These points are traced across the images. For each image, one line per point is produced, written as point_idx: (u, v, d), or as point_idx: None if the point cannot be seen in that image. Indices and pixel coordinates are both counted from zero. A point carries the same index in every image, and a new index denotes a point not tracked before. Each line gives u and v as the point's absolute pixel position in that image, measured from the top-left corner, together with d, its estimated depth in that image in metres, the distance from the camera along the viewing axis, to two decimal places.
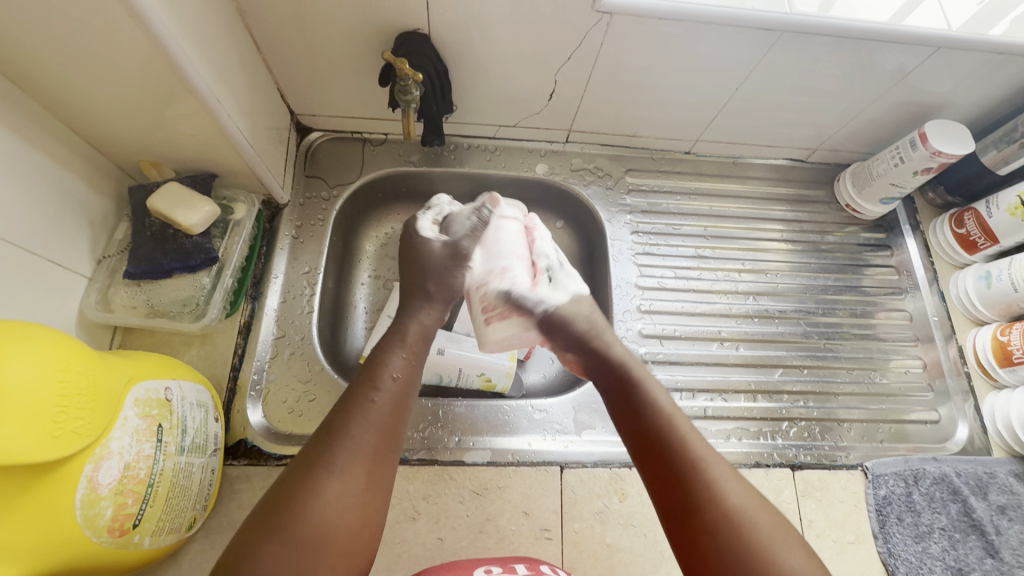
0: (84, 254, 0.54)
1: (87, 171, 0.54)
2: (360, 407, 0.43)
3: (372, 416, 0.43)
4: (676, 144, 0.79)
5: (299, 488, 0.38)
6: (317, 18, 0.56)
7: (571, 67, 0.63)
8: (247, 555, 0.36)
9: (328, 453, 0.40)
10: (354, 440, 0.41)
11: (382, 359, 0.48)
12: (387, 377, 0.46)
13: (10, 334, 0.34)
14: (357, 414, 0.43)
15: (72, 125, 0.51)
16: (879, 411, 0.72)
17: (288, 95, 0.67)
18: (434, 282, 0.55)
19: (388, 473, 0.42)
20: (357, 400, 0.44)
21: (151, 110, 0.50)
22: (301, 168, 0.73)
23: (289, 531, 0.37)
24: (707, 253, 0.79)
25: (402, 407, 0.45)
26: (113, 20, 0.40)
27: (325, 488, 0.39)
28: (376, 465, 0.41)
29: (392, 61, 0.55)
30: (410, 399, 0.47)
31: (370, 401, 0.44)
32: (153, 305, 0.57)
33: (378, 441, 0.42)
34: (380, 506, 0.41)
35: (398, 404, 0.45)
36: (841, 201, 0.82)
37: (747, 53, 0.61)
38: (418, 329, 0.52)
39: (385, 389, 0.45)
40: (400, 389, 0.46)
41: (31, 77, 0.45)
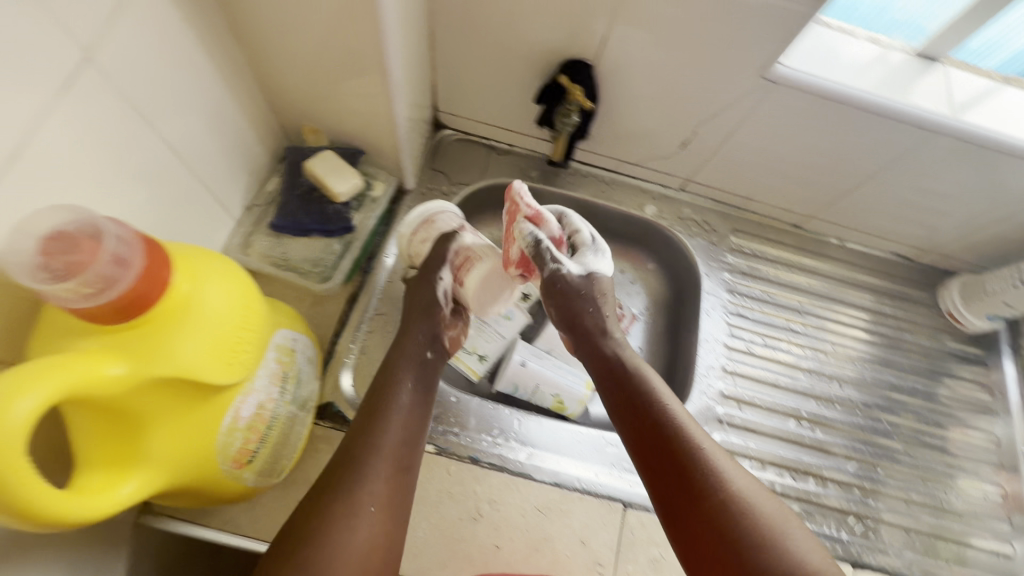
0: (239, 199, 0.58)
1: (259, 124, 0.58)
2: (368, 446, 0.49)
3: (381, 450, 0.49)
4: (788, 215, 0.80)
5: (314, 521, 0.44)
6: (496, 29, 0.60)
7: (716, 124, 0.65)
8: None
9: (344, 486, 0.46)
10: (363, 473, 0.47)
11: (386, 390, 0.53)
12: (393, 414, 0.52)
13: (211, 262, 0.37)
14: (367, 452, 0.48)
15: (264, 81, 0.55)
16: (941, 527, 0.69)
17: (439, 92, 0.71)
18: (410, 321, 0.60)
19: (400, 511, 0.48)
20: (364, 441, 0.49)
21: (338, 83, 0.54)
22: (429, 160, 0.76)
23: (308, 557, 0.42)
24: (799, 328, 0.79)
25: (409, 442, 0.51)
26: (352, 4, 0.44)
27: (337, 519, 0.44)
28: (386, 491, 0.47)
29: (575, 85, 0.60)
30: (417, 430, 0.53)
31: (379, 438, 0.50)
32: (286, 259, 0.58)
33: (388, 480, 0.48)
34: (395, 536, 0.47)
35: (404, 443, 0.51)
36: (942, 307, 0.81)
37: (895, 145, 0.62)
38: (409, 362, 0.56)
39: (393, 426, 0.51)
40: (407, 429, 0.52)
41: (252, 33, 0.49)
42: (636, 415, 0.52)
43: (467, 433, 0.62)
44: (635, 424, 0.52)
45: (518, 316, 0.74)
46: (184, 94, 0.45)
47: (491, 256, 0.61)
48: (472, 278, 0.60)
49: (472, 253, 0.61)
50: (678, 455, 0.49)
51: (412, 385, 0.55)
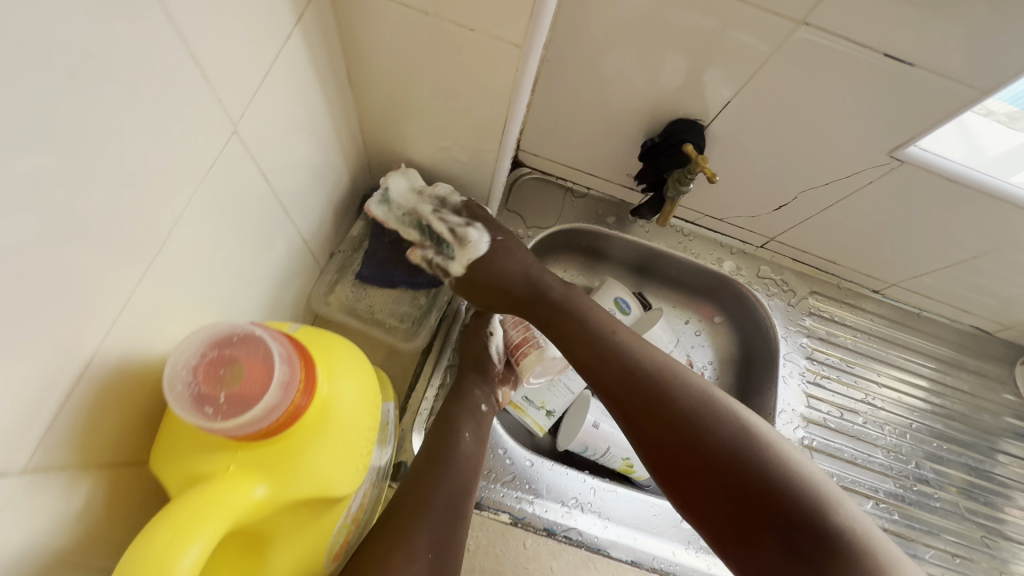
0: (325, 245, 0.54)
1: (352, 166, 0.54)
2: (411, 511, 0.45)
3: (438, 496, 0.46)
4: (871, 281, 0.77)
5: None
6: (609, 82, 0.57)
7: (822, 191, 0.63)
8: None
9: (400, 537, 0.43)
10: (421, 519, 0.44)
11: (447, 432, 0.51)
12: (456, 457, 0.49)
13: (340, 354, 0.35)
14: (407, 521, 0.44)
15: (366, 128, 0.52)
16: None
17: (527, 132, 0.68)
18: (470, 367, 0.58)
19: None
20: (410, 503, 0.45)
21: (447, 137, 0.50)
22: (505, 201, 0.73)
23: None
24: (876, 402, 0.75)
25: (470, 488, 0.48)
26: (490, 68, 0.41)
27: (394, 564, 0.41)
28: (440, 537, 0.44)
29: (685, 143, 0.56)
30: (478, 477, 0.50)
31: (438, 485, 0.47)
32: (371, 311, 0.54)
33: (429, 553, 0.43)
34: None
35: (451, 509, 0.46)
36: (1021, 386, 0.78)
37: (1015, 230, 0.59)
38: (471, 405, 0.55)
39: (455, 472, 0.48)
40: (455, 493, 0.47)
41: (367, 80, 0.46)
42: (649, 398, 0.46)
43: (542, 501, 0.60)
44: (649, 416, 0.46)
45: None
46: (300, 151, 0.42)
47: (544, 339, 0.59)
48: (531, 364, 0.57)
49: (530, 335, 0.59)
50: (710, 453, 0.43)
51: (473, 433, 0.52)
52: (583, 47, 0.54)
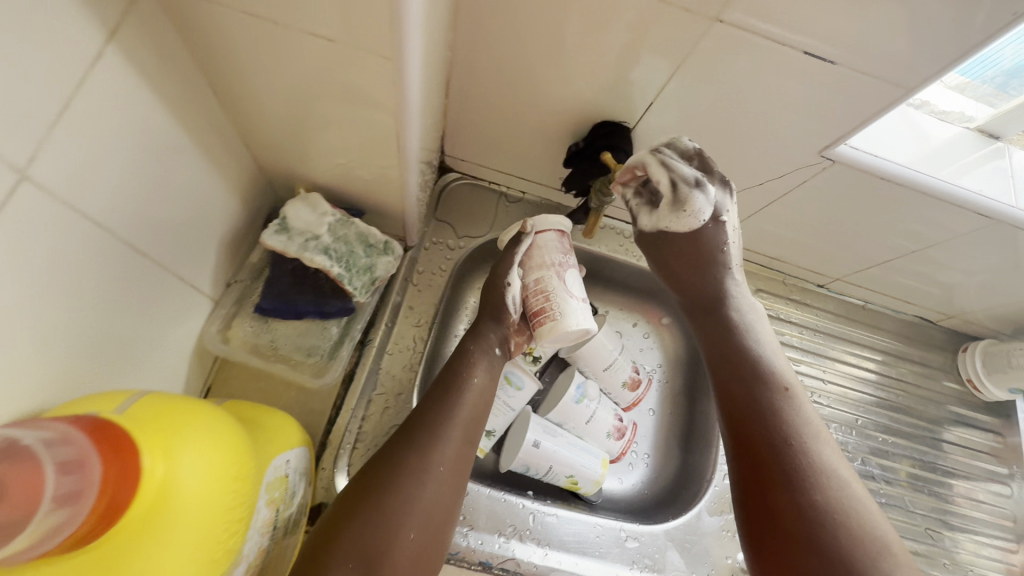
0: (217, 276, 0.49)
1: (243, 186, 0.49)
2: (429, 432, 0.49)
3: (451, 420, 0.51)
4: (815, 276, 0.75)
5: (370, 506, 0.44)
6: (525, 83, 0.52)
7: (757, 191, 0.60)
8: (347, 521, 0.44)
9: (416, 459, 0.48)
10: (437, 442, 0.49)
11: (464, 362, 0.56)
12: (469, 386, 0.54)
13: (189, 425, 0.31)
14: (427, 436, 0.49)
15: (249, 141, 0.46)
16: None
17: (450, 136, 0.63)
18: (486, 308, 0.61)
19: (448, 507, 0.48)
20: (427, 421, 0.50)
21: (342, 152, 0.46)
22: (433, 210, 0.68)
23: (378, 499, 0.45)
24: (821, 400, 0.74)
25: (477, 416, 0.53)
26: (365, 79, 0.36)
27: (408, 474, 0.47)
28: (453, 458, 0.50)
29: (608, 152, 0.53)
30: (483, 410, 0.54)
31: (453, 410, 0.52)
32: (275, 347, 0.50)
33: (443, 471, 0.48)
34: (438, 535, 0.47)
35: (463, 436, 0.51)
36: (962, 373, 0.78)
37: (951, 225, 0.58)
38: (482, 345, 0.58)
39: (466, 399, 0.53)
40: (467, 420, 0.52)
41: (237, 94, 0.40)
42: (750, 425, 0.47)
43: (478, 533, 0.56)
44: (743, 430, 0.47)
45: (529, 386, 0.67)
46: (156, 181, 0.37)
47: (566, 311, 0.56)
48: (549, 333, 0.56)
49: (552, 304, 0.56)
50: (776, 468, 0.44)
51: (485, 370, 0.56)
52: (493, 48, 0.49)
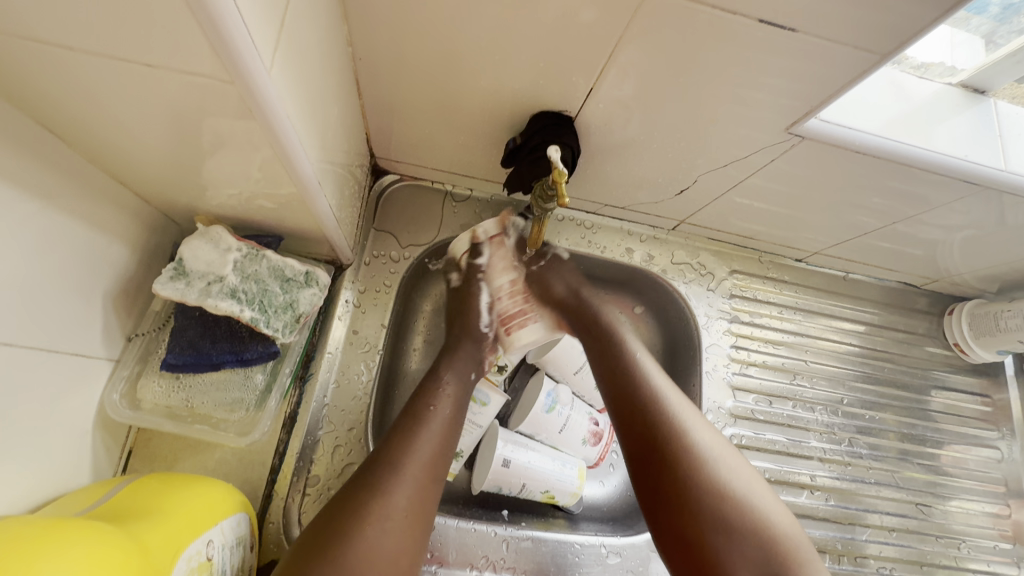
0: (112, 334, 0.43)
1: (127, 227, 0.43)
2: (391, 469, 0.43)
3: (416, 451, 0.45)
4: (791, 251, 0.71)
5: (317, 567, 0.37)
6: (444, 76, 0.46)
7: (720, 173, 0.55)
8: (300, 573, 0.37)
9: (378, 497, 0.41)
10: (401, 473, 0.43)
11: (431, 389, 0.51)
12: (434, 414, 0.49)
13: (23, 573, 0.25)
14: (387, 475, 0.43)
15: (122, 177, 0.40)
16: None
17: (376, 138, 0.56)
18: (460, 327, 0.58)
19: (409, 559, 0.41)
20: (388, 458, 0.44)
21: (232, 179, 0.39)
22: (370, 219, 0.62)
23: (336, 550, 0.38)
24: (805, 382, 0.72)
25: (444, 447, 0.47)
26: (224, 105, 0.30)
27: (371, 514, 0.40)
28: (416, 496, 0.43)
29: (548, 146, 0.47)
30: (452, 439, 0.49)
31: (416, 439, 0.46)
32: (191, 405, 0.44)
33: (406, 513, 0.42)
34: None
35: (429, 470, 0.45)
36: (949, 338, 0.76)
37: (931, 195, 0.53)
38: (449, 375, 0.53)
39: (432, 426, 0.48)
40: (434, 451, 0.47)
41: (81, 129, 0.34)
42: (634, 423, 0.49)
43: (448, 570, 0.54)
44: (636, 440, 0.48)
45: (495, 398, 0.60)
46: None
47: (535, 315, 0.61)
48: (521, 337, 0.60)
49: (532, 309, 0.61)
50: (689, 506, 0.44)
51: (453, 395, 0.52)
52: (401, 40, 0.42)
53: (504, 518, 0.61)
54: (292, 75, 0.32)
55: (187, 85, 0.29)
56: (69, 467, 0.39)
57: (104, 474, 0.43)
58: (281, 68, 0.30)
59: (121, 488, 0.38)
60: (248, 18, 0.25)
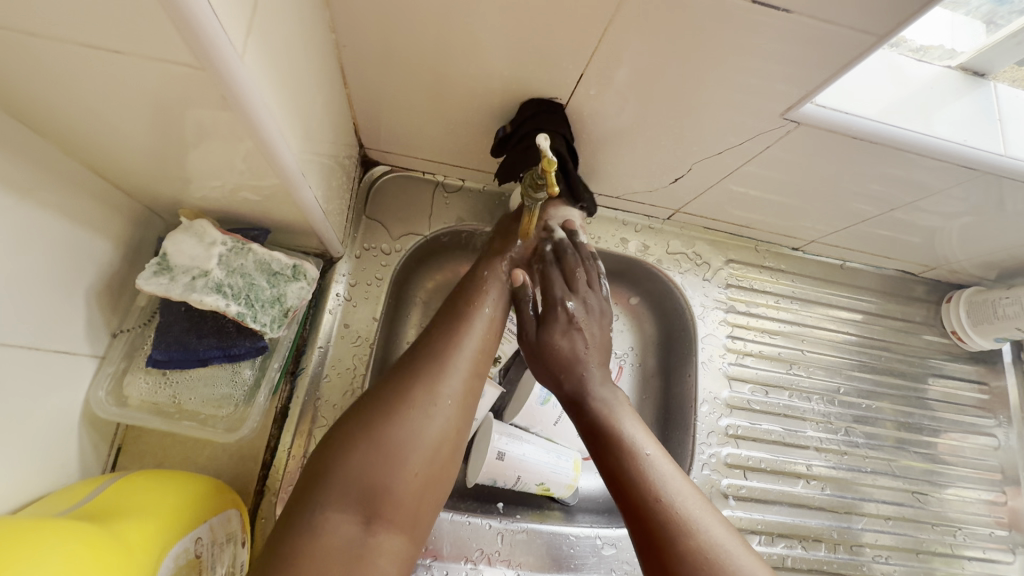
0: (97, 331, 0.42)
1: (110, 223, 0.42)
2: (435, 366, 0.45)
3: (462, 341, 0.47)
4: (787, 240, 0.70)
5: (362, 441, 0.40)
6: (432, 64, 0.45)
7: (715, 161, 0.54)
8: (342, 451, 0.40)
9: (417, 390, 0.43)
10: (446, 366, 0.45)
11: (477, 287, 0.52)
12: (482, 304, 0.51)
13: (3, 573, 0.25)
14: (432, 371, 0.45)
15: (101, 171, 0.39)
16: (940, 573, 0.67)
17: (364, 128, 0.55)
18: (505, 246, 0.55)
19: (449, 454, 0.43)
20: (433, 352, 0.46)
21: (214, 173, 0.39)
22: (361, 211, 0.61)
23: (376, 433, 0.40)
24: (802, 372, 0.71)
25: (491, 340, 0.50)
26: (200, 96, 0.29)
27: (414, 401, 0.42)
28: (462, 389, 0.45)
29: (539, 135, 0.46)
30: (497, 335, 0.51)
31: (464, 328, 0.48)
32: (179, 402, 0.44)
33: (452, 400, 0.44)
34: (435, 490, 0.42)
35: (473, 366, 0.47)
36: (946, 326, 0.75)
37: (929, 182, 0.52)
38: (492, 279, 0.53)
39: (480, 314, 0.50)
40: (478, 347, 0.48)
41: (56, 123, 0.33)
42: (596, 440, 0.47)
43: (443, 563, 0.54)
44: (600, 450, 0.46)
45: (490, 391, 0.60)
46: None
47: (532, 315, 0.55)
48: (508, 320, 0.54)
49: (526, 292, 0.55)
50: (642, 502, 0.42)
51: (497, 298, 0.52)
52: (384, 27, 0.41)
53: (499, 510, 0.61)
54: (269, 65, 0.31)
55: (160, 75, 0.28)
56: (54, 466, 0.39)
57: (91, 471, 0.43)
58: (257, 56, 0.29)
59: (110, 484, 0.38)
60: (220, 5, 0.25)
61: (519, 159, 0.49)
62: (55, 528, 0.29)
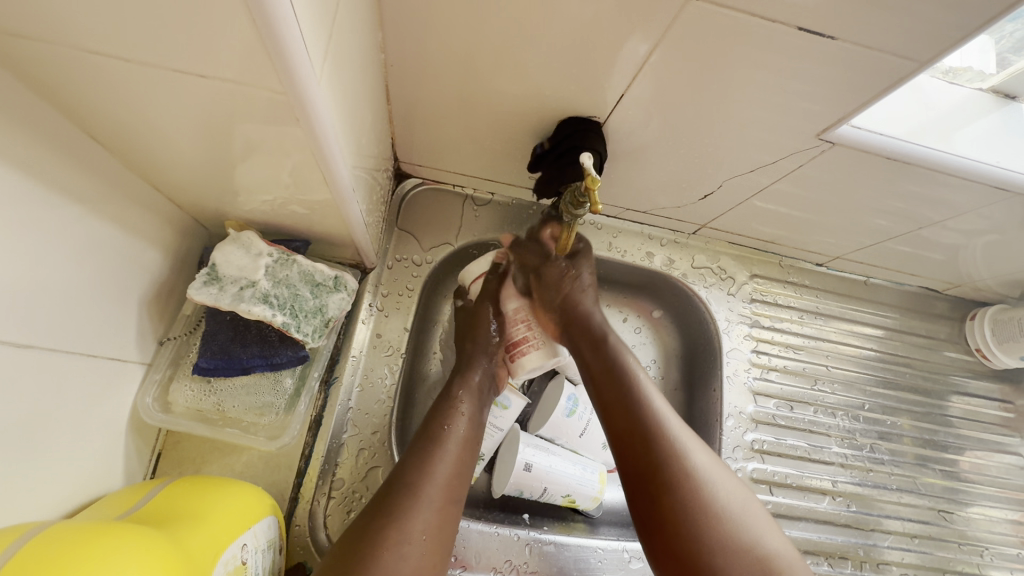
0: (145, 338, 0.43)
1: (161, 233, 0.43)
2: (417, 479, 0.43)
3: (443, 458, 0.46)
4: (811, 256, 0.71)
5: None
6: (474, 82, 0.46)
7: (746, 178, 0.55)
8: None
9: (405, 515, 0.41)
10: (426, 488, 0.43)
11: (454, 401, 0.51)
12: (459, 414, 0.50)
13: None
14: (412, 492, 0.42)
15: (157, 183, 0.40)
16: None
17: (401, 141, 0.56)
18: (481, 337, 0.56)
19: (459, 488, 0.46)
20: (408, 480, 0.43)
21: (266, 186, 0.40)
22: (393, 223, 0.62)
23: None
24: (825, 387, 0.71)
25: (463, 464, 0.47)
26: (270, 115, 0.30)
27: (393, 531, 0.40)
28: (442, 507, 0.43)
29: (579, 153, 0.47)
30: (475, 446, 0.50)
31: (444, 444, 0.47)
32: (221, 409, 0.45)
33: (433, 524, 0.42)
34: (451, 520, 0.44)
35: (450, 489, 0.45)
36: (970, 343, 0.75)
37: (959, 202, 0.53)
38: (465, 391, 0.52)
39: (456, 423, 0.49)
40: (453, 469, 0.46)
41: (123, 137, 0.34)
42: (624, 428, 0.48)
43: (472, 573, 0.54)
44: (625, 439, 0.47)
45: (517, 402, 0.60)
46: (31, 255, 0.31)
47: (548, 340, 0.56)
48: (531, 363, 0.55)
49: (533, 334, 0.56)
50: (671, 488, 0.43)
51: (471, 413, 0.51)
52: (432, 47, 0.43)
53: (525, 521, 0.61)
54: (334, 86, 0.32)
55: (234, 95, 0.29)
56: (103, 470, 0.40)
57: (135, 475, 0.44)
58: (326, 79, 0.30)
59: (158, 490, 0.39)
60: (302, 31, 0.26)
61: (556, 176, 0.50)
62: (116, 537, 0.29)
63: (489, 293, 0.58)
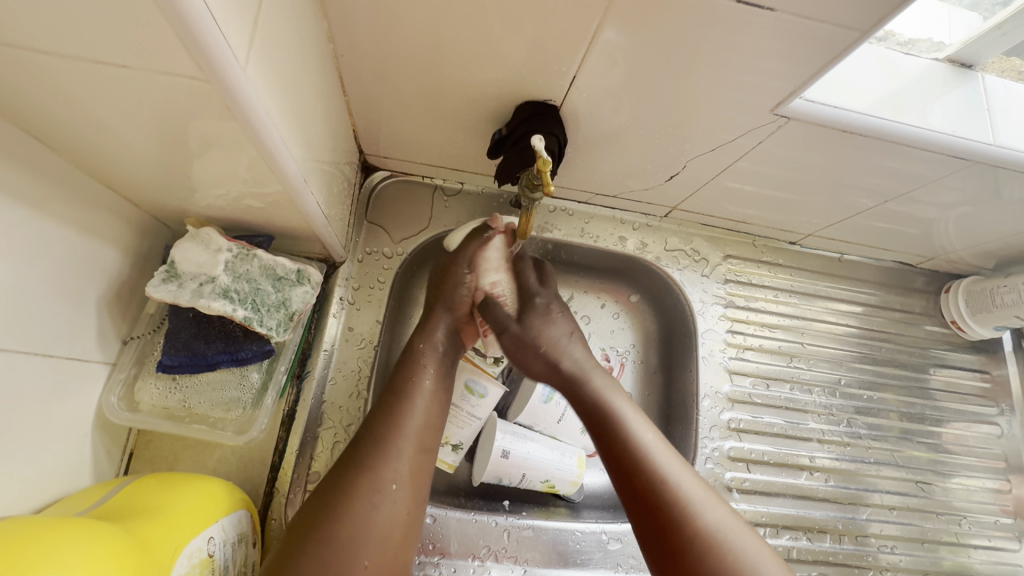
0: (108, 339, 0.44)
1: (119, 233, 0.43)
2: (388, 432, 0.45)
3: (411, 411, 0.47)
4: (784, 234, 0.71)
5: (308, 546, 0.37)
6: (428, 70, 0.46)
7: (709, 158, 0.55)
8: (293, 558, 0.37)
9: (376, 465, 0.42)
10: (395, 440, 0.44)
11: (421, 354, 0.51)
12: (427, 366, 0.50)
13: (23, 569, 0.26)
14: (382, 445, 0.44)
15: (110, 183, 0.40)
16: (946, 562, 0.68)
17: (364, 133, 0.56)
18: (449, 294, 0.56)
19: (431, 438, 0.47)
20: (376, 434, 0.44)
21: (218, 182, 0.40)
22: (362, 216, 0.62)
23: (329, 528, 0.38)
24: (802, 364, 0.72)
25: (433, 413, 0.48)
26: (206, 108, 0.30)
27: (363, 486, 0.41)
28: (413, 460, 0.44)
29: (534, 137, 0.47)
30: (444, 398, 0.50)
31: (414, 397, 0.48)
32: (188, 407, 0.45)
33: (403, 477, 0.43)
34: (423, 470, 0.45)
35: (421, 440, 0.46)
36: (946, 316, 0.76)
37: (921, 173, 0.53)
38: (427, 347, 0.52)
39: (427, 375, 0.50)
40: (423, 421, 0.47)
41: (67, 137, 0.34)
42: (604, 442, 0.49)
43: (450, 561, 0.54)
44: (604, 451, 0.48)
45: (494, 391, 0.59)
46: None
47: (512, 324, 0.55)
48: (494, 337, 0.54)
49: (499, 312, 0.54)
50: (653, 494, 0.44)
51: (436, 366, 0.51)
52: (381, 36, 0.42)
53: (505, 508, 0.62)
54: (269, 75, 0.32)
55: (166, 88, 0.29)
56: (68, 471, 0.40)
57: (105, 475, 0.44)
58: (258, 68, 0.30)
59: (122, 487, 0.39)
60: (221, 20, 0.26)
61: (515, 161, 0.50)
62: (69, 530, 0.29)
63: (467, 254, 0.56)
